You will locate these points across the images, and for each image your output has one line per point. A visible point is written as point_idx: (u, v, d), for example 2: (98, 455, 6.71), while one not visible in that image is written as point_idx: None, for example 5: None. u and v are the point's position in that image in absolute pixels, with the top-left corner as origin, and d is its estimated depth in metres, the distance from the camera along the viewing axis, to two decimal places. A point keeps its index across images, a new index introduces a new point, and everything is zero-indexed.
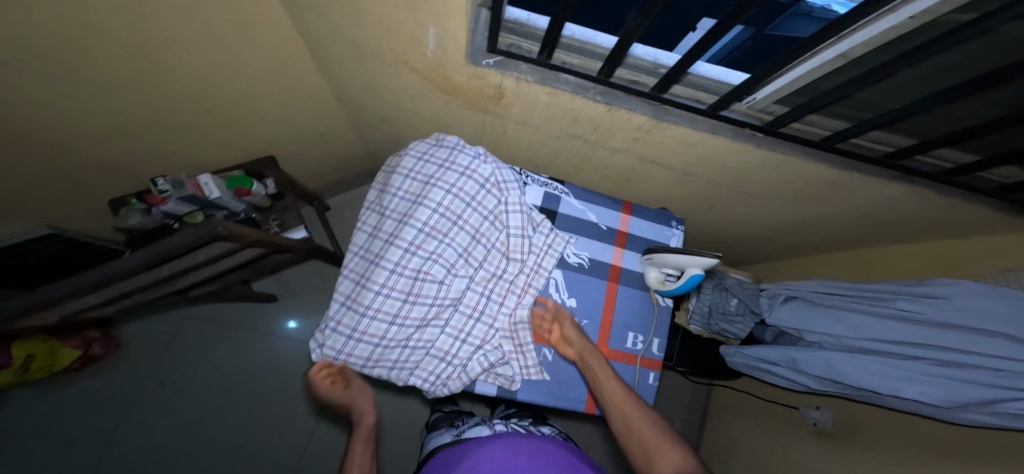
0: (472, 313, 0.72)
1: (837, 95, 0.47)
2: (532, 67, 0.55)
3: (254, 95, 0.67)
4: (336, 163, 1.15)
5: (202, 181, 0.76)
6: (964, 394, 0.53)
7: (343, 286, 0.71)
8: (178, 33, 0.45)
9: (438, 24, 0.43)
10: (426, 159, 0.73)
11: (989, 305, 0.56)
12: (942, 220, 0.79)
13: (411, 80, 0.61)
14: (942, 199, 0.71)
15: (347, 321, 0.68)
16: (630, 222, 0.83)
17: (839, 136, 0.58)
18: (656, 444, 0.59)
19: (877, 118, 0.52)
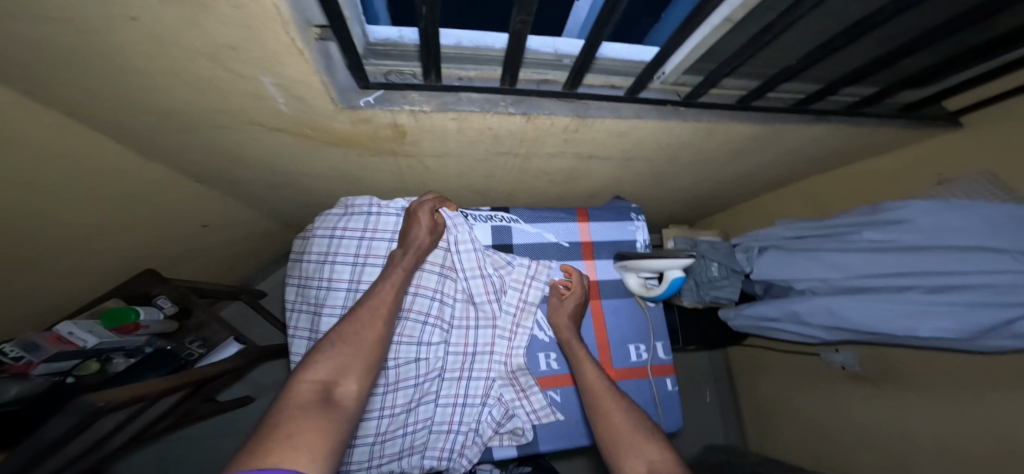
0: (462, 375, 0.62)
1: (734, 63, 0.44)
2: (424, 93, 0.47)
3: (100, 214, 0.52)
4: (247, 245, 0.99)
5: (65, 331, 0.55)
6: (973, 321, 0.56)
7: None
8: None
9: (272, 72, 0.33)
10: (340, 234, 0.61)
11: (947, 221, 0.61)
12: (867, 143, 0.81)
13: (280, 139, 0.49)
14: (862, 127, 0.72)
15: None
16: (591, 230, 0.75)
17: (754, 95, 0.55)
18: (630, 431, 0.50)
19: (782, 73, 0.50)
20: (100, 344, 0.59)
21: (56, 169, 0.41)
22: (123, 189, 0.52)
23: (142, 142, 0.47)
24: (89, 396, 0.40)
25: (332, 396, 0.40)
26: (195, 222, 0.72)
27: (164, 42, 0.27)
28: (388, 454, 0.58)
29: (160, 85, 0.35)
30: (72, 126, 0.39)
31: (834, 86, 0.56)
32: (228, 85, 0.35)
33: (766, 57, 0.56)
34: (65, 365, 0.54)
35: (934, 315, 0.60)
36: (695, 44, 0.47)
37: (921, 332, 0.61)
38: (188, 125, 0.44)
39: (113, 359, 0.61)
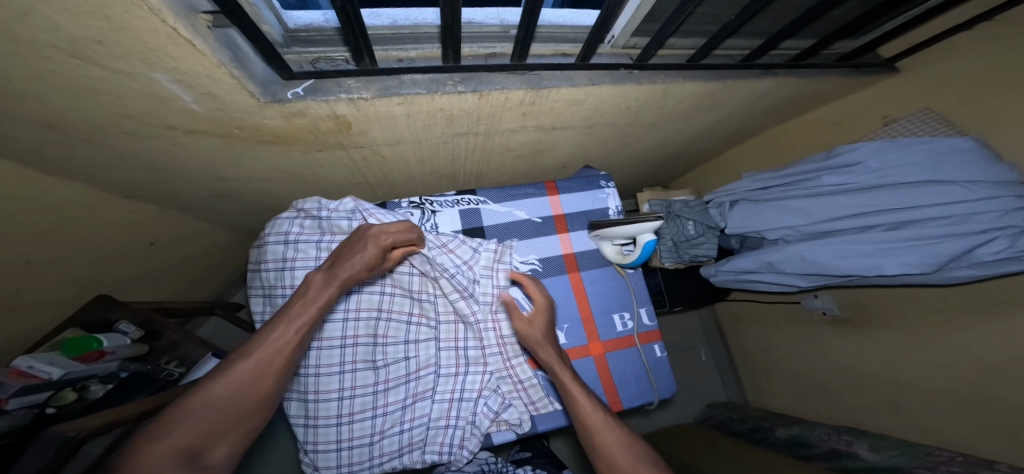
0: (456, 370, 0.62)
1: (675, 23, 0.43)
2: (361, 79, 0.42)
3: (31, 247, 0.49)
4: (209, 256, 0.94)
5: (24, 365, 0.50)
6: (937, 254, 0.60)
7: (298, 407, 0.57)
8: None
9: (162, 68, 0.29)
10: (297, 238, 0.58)
11: (895, 159, 0.67)
12: (821, 92, 0.82)
13: (207, 143, 0.45)
14: (810, 77, 0.73)
15: (323, 438, 0.56)
16: (562, 202, 0.74)
17: (702, 54, 0.54)
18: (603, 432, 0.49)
19: (722, 30, 0.48)
20: (66, 374, 0.54)
21: None
22: (44, 217, 0.47)
23: (43, 161, 0.42)
24: (58, 427, 0.39)
25: (192, 469, 0.34)
26: (139, 240, 0.67)
27: (7, 41, 0.23)
28: (389, 453, 0.59)
29: (38, 95, 0.31)
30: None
31: (773, 41, 0.55)
32: (118, 87, 0.31)
33: (711, 12, 0.55)
34: (38, 398, 0.50)
35: (901, 252, 0.64)
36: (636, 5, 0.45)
37: (889, 269, 0.64)
38: (90, 136, 0.39)
39: (88, 386, 0.57)
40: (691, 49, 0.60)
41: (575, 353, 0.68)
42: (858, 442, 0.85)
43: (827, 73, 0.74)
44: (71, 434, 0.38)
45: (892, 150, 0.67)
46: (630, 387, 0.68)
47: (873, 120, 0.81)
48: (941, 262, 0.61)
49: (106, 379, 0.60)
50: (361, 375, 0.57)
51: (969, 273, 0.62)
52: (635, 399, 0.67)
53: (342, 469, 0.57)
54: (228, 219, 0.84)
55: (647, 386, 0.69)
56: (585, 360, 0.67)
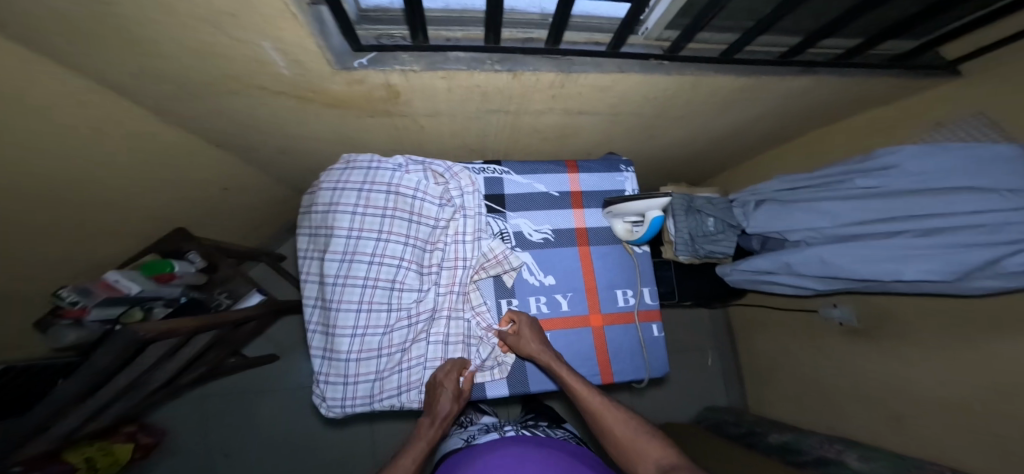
0: (449, 315, 0.69)
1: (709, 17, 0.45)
2: (414, 54, 0.49)
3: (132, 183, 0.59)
4: (262, 209, 1.06)
5: (112, 279, 0.62)
6: (958, 263, 0.60)
7: (318, 340, 0.67)
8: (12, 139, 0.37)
9: (270, 37, 0.37)
10: (342, 187, 0.65)
11: (935, 162, 0.64)
12: (866, 93, 0.79)
13: (287, 105, 0.54)
14: (852, 77, 0.70)
15: (335, 371, 0.65)
16: (580, 180, 0.79)
17: (735, 49, 0.55)
18: (633, 441, 0.55)
19: (756, 27, 0.50)
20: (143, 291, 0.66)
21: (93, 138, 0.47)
22: (149, 157, 0.58)
23: (160, 110, 0.52)
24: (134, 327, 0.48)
25: None
26: (212, 187, 0.79)
27: (173, 12, 0.31)
28: (388, 387, 0.66)
29: (169, 55, 0.39)
30: (97, 99, 0.43)
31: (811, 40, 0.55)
32: (227, 52, 0.39)
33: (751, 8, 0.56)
34: (116, 311, 0.62)
35: (922, 258, 0.64)
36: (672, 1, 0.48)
37: (906, 275, 0.65)
38: (197, 91, 0.48)
39: (153, 308, 0.69)
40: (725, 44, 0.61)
41: (577, 321, 0.73)
42: (848, 451, 0.87)
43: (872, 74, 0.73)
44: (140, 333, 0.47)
45: (929, 154, 0.65)
46: (624, 361, 0.73)
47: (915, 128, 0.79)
48: (963, 270, 0.60)
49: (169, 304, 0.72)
50: (374, 317, 0.64)
51: (993, 284, 0.62)
52: (626, 373, 0.73)
53: (347, 399, 0.65)
54: (280, 175, 0.94)
55: (641, 362, 0.74)
56: (585, 330, 0.73)
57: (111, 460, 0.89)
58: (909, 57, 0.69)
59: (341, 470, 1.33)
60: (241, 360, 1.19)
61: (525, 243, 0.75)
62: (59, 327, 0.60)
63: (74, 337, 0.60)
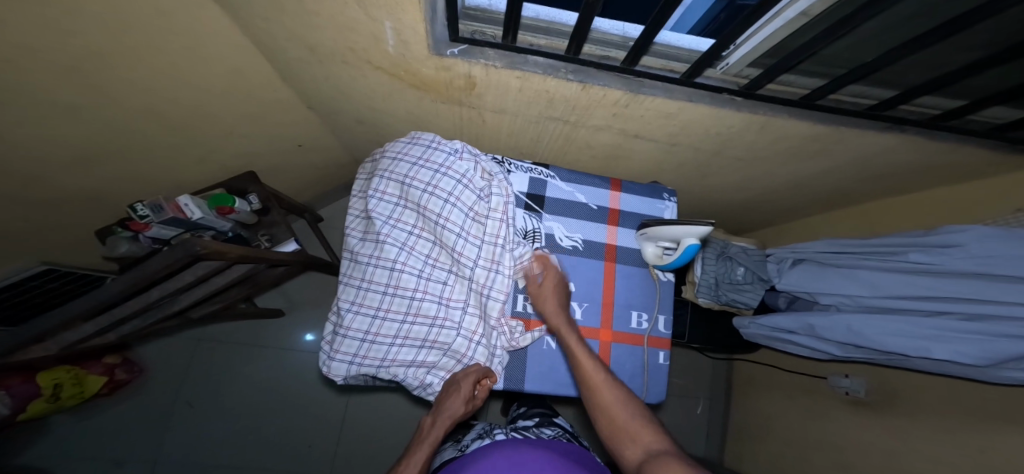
0: (481, 314, 0.71)
1: (803, 54, 0.46)
2: (499, 52, 0.54)
3: (220, 117, 0.66)
4: (318, 172, 1.15)
5: (182, 202, 0.72)
6: (994, 351, 0.57)
7: (347, 293, 0.70)
8: (145, 45, 0.44)
9: (392, 18, 0.43)
10: (401, 159, 0.70)
11: (1006, 249, 0.59)
12: (944, 167, 0.75)
13: (378, 78, 0.60)
14: (933, 147, 0.67)
15: (357, 325, 0.68)
16: (620, 199, 0.80)
17: (819, 94, 0.54)
18: (629, 422, 0.54)
19: (851, 74, 0.49)
20: (202, 220, 0.75)
21: (204, 68, 0.53)
22: (244, 98, 0.65)
23: (269, 57, 0.59)
24: (196, 242, 0.56)
25: None
26: (288, 140, 0.89)
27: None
28: (401, 357, 0.69)
29: (300, 17, 0.45)
30: (225, 34, 0.51)
31: (908, 96, 0.52)
32: (348, 20, 0.44)
33: (840, 57, 0.55)
34: (169, 233, 0.73)
35: (955, 339, 0.61)
36: (763, 38, 0.49)
37: (935, 353, 0.62)
38: (311, 50, 0.54)
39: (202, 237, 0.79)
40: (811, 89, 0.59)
41: (585, 332, 0.74)
42: None
43: (966, 148, 0.67)
44: (195, 249, 0.55)
45: (1002, 240, 0.59)
46: (623, 381, 0.73)
47: (997, 213, 0.73)
48: (998, 360, 0.57)
49: (218, 236, 0.81)
50: (405, 279, 0.69)
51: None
52: None
53: (359, 356, 0.68)
54: (345, 143, 1.01)
55: (639, 384, 0.74)
56: (592, 342, 0.74)
57: (74, 391, 1.04)
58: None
59: (314, 436, 1.36)
60: (251, 309, 1.28)
61: (555, 246, 0.77)
62: (119, 237, 0.71)
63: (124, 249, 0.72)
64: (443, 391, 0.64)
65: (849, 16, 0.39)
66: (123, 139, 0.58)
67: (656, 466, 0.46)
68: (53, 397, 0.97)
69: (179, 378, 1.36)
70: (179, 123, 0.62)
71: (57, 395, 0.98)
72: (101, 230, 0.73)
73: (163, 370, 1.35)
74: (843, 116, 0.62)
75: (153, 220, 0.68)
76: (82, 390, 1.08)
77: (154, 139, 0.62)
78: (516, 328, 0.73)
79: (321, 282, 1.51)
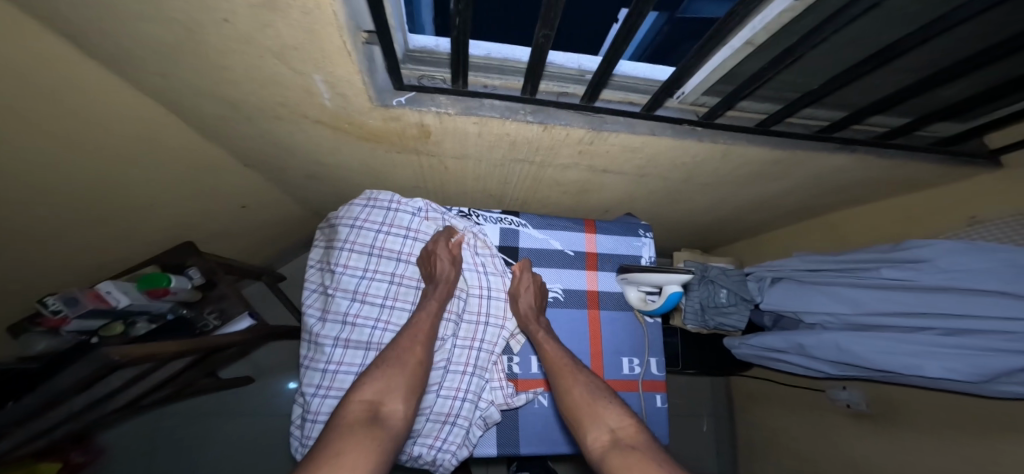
0: (465, 368, 0.63)
1: (755, 82, 0.45)
2: (451, 98, 0.51)
3: (134, 185, 0.57)
4: (269, 230, 1.05)
5: (103, 290, 0.62)
6: (986, 365, 0.53)
7: (311, 377, 0.59)
8: (16, 117, 0.36)
9: (322, 70, 0.38)
10: (360, 225, 0.63)
11: (972, 262, 0.57)
12: (896, 180, 0.78)
13: (320, 132, 0.55)
14: (885, 162, 0.69)
15: (327, 409, 0.57)
16: (597, 241, 0.77)
17: (774, 119, 0.53)
18: (590, 407, 0.53)
19: (803, 98, 0.48)
20: (129, 306, 0.66)
21: (102, 134, 0.46)
22: (163, 162, 0.57)
23: (195, 118, 0.53)
24: (110, 348, 0.44)
25: (379, 416, 0.47)
26: (229, 201, 0.80)
27: (248, 42, 0.33)
28: None
29: (213, 72, 0.40)
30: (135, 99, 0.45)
31: (858, 115, 0.52)
32: (272, 75, 0.40)
33: (790, 84, 0.55)
34: (92, 324, 0.63)
35: (941, 354, 0.57)
36: (716, 66, 0.48)
37: (928, 372, 0.58)
38: (238, 107, 0.49)
39: (136, 322, 0.69)
40: (765, 114, 0.59)
41: None
42: None
43: (914, 162, 0.70)
44: (115, 359, 0.44)
45: (969, 251, 0.57)
46: None
47: (957, 219, 0.74)
48: (991, 375, 0.53)
49: (155, 320, 0.72)
50: None
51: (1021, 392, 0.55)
52: None
53: None
54: (299, 197, 0.94)
55: None
56: None
57: None
58: (961, 144, 0.67)
59: None
60: (214, 382, 1.10)
61: None
62: (30, 333, 0.60)
63: (42, 346, 0.61)
64: (427, 260, 0.64)
65: (792, 47, 0.38)
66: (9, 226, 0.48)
67: (617, 456, 0.46)
68: None
69: None
70: (81, 199, 0.53)
71: None
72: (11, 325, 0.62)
73: None
74: (799, 140, 0.62)
75: (68, 315, 0.58)
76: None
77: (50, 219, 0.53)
78: (509, 386, 0.66)
79: (290, 346, 1.33)
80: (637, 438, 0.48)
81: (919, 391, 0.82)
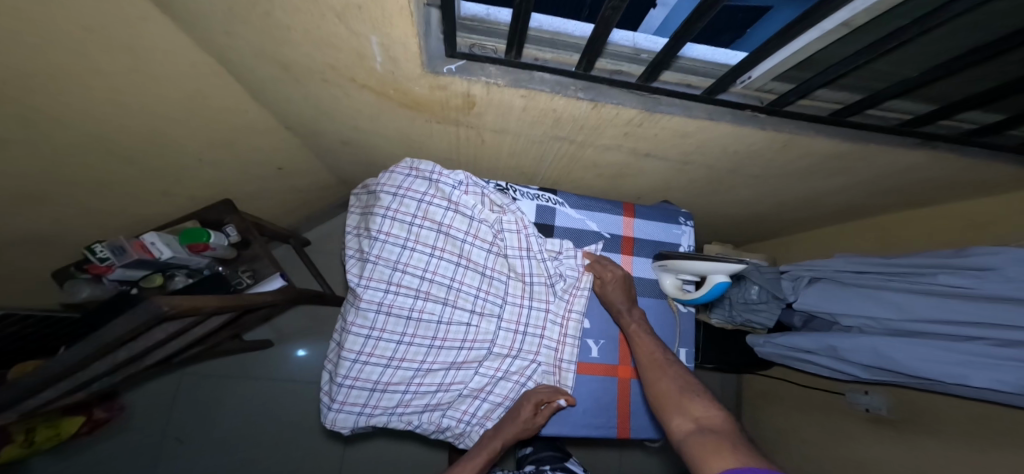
0: (509, 351, 0.67)
1: (844, 68, 0.40)
2: (501, 68, 0.48)
3: (186, 141, 0.59)
4: (302, 193, 1.07)
5: (148, 241, 0.66)
6: None
7: (352, 342, 0.61)
8: (83, 72, 0.37)
9: (379, 32, 0.37)
10: (403, 194, 0.63)
11: None
12: (968, 182, 0.71)
13: (364, 98, 0.54)
14: (961, 162, 0.63)
15: (366, 375, 0.62)
16: (634, 226, 0.75)
17: (851, 110, 0.49)
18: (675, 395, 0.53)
19: (891, 87, 0.43)
20: (171, 258, 0.70)
21: (165, 92, 0.47)
22: (211, 122, 0.58)
23: (238, 74, 0.53)
24: (159, 300, 0.47)
25: None
26: (268, 163, 0.82)
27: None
28: (417, 401, 0.66)
29: (268, 30, 0.39)
30: (189, 55, 0.45)
31: (949, 109, 0.47)
32: (333, 38, 0.39)
33: (877, 70, 0.50)
34: (135, 274, 0.68)
35: (992, 365, 0.55)
36: (796, 49, 0.43)
37: (974, 383, 0.55)
38: (284, 66, 0.48)
39: (175, 276, 0.74)
40: (838, 104, 0.54)
41: (603, 369, 0.71)
42: None
43: (989, 164, 0.64)
44: (163, 310, 0.46)
45: None
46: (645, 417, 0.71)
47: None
48: None
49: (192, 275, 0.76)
50: (422, 326, 0.63)
51: None
52: (643, 430, 0.71)
53: (369, 405, 0.64)
54: (332, 161, 0.95)
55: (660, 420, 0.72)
56: (609, 379, 0.71)
57: (51, 434, 0.84)
58: None
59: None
60: (236, 345, 1.16)
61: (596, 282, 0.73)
62: (78, 280, 0.66)
63: (87, 292, 0.66)
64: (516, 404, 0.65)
65: (899, 28, 0.34)
66: (74, 177, 0.50)
67: (698, 442, 0.44)
68: (23, 443, 0.79)
69: (154, 422, 1.23)
70: (137, 154, 0.55)
71: (27, 440, 0.79)
72: (58, 271, 0.65)
73: (132, 419, 1.22)
74: (868, 134, 0.58)
75: (114, 264, 0.63)
76: (61, 432, 0.87)
77: (112, 172, 0.55)
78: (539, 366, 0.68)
79: (318, 308, 1.40)
80: (724, 423, 0.46)
81: (950, 403, 0.80)
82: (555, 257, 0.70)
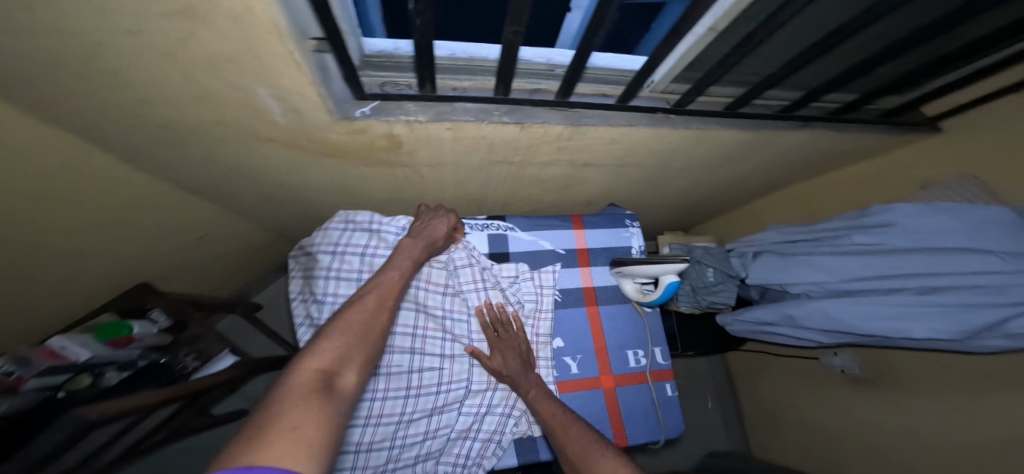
0: (487, 386, 0.62)
1: (720, 68, 0.44)
2: (419, 104, 0.47)
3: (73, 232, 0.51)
4: (235, 258, 0.98)
5: (56, 345, 0.52)
6: (966, 322, 0.54)
7: None
8: None
9: (270, 84, 0.34)
10: (343, 251, 0.59)
11: (933, 223, 0.60)
12: (860, 149, 0.81)
13: (277, 151, 0.51)
14: (850, 132, 0.71)
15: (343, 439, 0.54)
16: (586, 237, 0.76)
17: (742, 101, 0.54)
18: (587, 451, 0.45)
19: (767, 80, 0.49)
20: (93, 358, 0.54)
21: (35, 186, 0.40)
22: (103, 206, 0.51)
23: (124, 149, 0.47)
24: (80, 409, 0.34)
25: (332, 385, 0.33)
26: (185, 233, 0.73)
27: (165, 55, 0.29)
28: (405, 457, 0.57)
29: (140, 95, 0.35)
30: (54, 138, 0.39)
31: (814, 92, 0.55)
32: (224, 96, 0.36)
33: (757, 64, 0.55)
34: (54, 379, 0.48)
35: (926, 315, 0.58)
36: (682, 53, 0.48)
37: (915, 334, 0.58)
38: (170, 128, 0.43)
39: (104, 374, 0.55)
40: (731, 97, 0.60)
41: (586, 384, 0.67)
42: None
43: (870, 130, 0.72)
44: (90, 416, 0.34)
45: (927, 215, 0.61)
46: (639, 424, 0.67)
47: (910, 181, 0.78)
48: (973, 331, 0.54)
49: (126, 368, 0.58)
50: (395, 377, 0.58)
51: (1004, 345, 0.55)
52: (641, 435, 0.66)
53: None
54: (263, 219, 0.88)
55: (654, 423, 0.68)
56: (595, 392, 0.67)
57: None
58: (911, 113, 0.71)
59: None
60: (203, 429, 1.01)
61: (559, 301, 0.71)
62: None
63: None
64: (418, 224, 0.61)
65: (753, 31, 0.38)
66: None
67: None
68: None
69: None
70: None
71: None
72: None
73: None
74: (765, 120, 0.64)
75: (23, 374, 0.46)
76: None
77: None
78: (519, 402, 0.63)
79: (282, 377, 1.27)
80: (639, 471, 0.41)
81: None
82: (512, 281, 0.69)
